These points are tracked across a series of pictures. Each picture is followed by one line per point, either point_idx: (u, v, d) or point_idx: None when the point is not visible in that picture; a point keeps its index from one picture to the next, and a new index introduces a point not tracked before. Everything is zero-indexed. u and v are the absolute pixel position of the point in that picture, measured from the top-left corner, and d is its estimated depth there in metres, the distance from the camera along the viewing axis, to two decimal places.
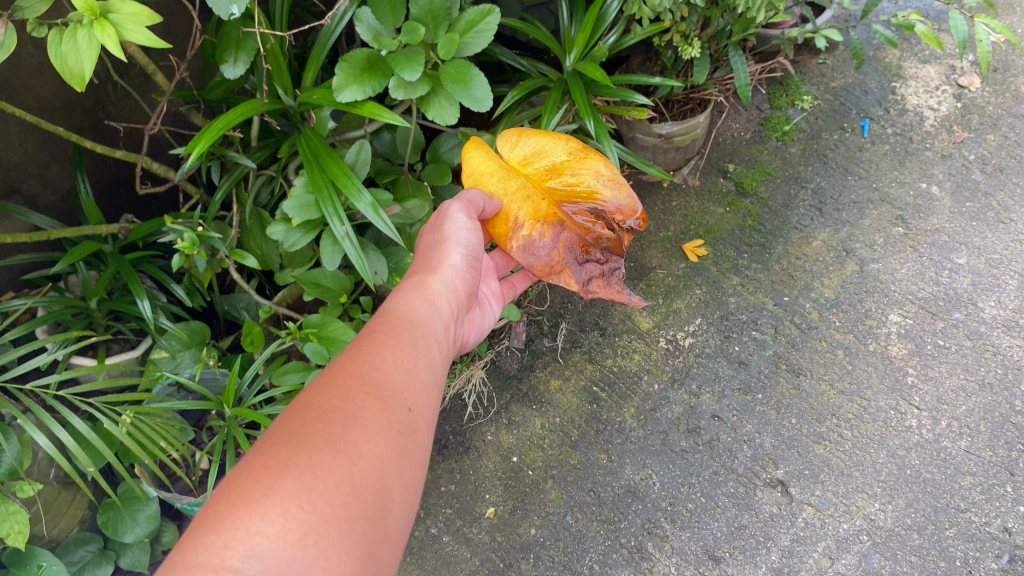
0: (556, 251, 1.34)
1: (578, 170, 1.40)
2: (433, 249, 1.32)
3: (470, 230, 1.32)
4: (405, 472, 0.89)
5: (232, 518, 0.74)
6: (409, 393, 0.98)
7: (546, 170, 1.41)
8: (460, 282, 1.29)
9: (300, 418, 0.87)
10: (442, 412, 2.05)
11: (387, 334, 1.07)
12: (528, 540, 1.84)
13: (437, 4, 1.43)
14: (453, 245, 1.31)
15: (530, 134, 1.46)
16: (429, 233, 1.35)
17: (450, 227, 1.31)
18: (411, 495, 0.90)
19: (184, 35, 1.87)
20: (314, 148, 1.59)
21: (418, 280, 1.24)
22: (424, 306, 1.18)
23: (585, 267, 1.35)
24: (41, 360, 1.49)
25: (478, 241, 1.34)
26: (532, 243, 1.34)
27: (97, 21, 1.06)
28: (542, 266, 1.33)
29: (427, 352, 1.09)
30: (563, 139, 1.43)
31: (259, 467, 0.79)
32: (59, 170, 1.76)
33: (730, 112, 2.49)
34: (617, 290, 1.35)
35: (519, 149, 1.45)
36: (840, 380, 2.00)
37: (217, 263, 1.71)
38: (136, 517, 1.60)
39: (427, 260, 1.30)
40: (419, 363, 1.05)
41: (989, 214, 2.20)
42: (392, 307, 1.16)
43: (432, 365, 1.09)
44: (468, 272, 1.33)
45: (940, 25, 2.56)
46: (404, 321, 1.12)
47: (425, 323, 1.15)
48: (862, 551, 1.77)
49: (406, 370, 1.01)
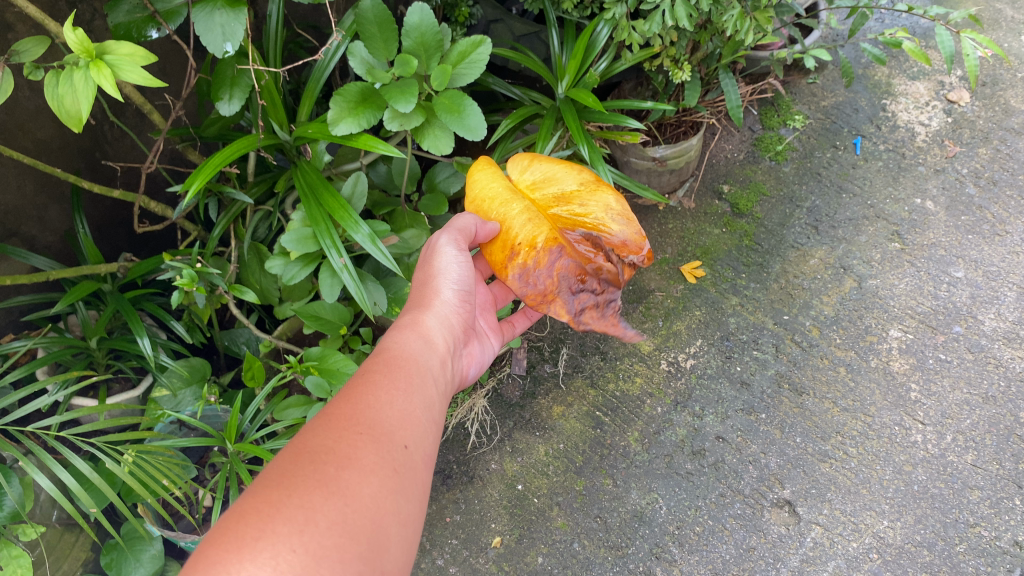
0: (551, 278, 1.27)
1: (588, 201, 1.33)
2: (425, 287, 1.32)
3: (460, 265, 1.33)
4: (401, 511, 0.89)
5: (223, 563, 0.74)
6: (405, 431, 0.98)
7: (553, 198, 1.35)
8: (453, 317, 1.31)
9: (294, 462, 0.87)
10: (445, 443, 2.04)
11: (382, 372, 1.07)
12: (535, 568, 1.82)
13: (429, 37, 1.45)
14: (443, 281, 1.33)
15: (541, 159, 1.41)
16: (423, 269, 1.36)
17: (440, 263, 1.33)
18: (409, 534, 0.90)
19: (180, 74, 1.89)
20: (310, 181, 1.59)
21: (415, 317, 1.24)
22: (418, 343, 1.19)
23: (578, 297, 1.29)
24: (42, 401, 1.48)
25: (468, 274, 1.36)
26: (526, 272, 1.27)
27: (94, 62, 1.07)
28: (536, 295, 1.27)
29: (424, 389, 1.09)
30: (576, 171, 1.38)
31: (250, 511, 0.79)
32: (57, 212, 1.76)
33: (722, 133, 2.52)
34: (611, 322, 1.30)
35: (529, 174, 1.40)
36: (843, 397, 1.99)
37: (216, 299, 1.71)
38: (140, 557, 1.59)
39: (421, 297, 1.30)
40: (414, 401, 1.05)
41: (984, 227, 2.21)
42: (386, 346, 1.17)
43: (429, 402, 1.08)
44: (460, 307, 1.34)
45: (926, 42, 2.59)
46: (399, 359, 1.13)
47: (419, 359, 1.15)
48: (872, 570, 1.76)
49: (401, 408, 1.01)
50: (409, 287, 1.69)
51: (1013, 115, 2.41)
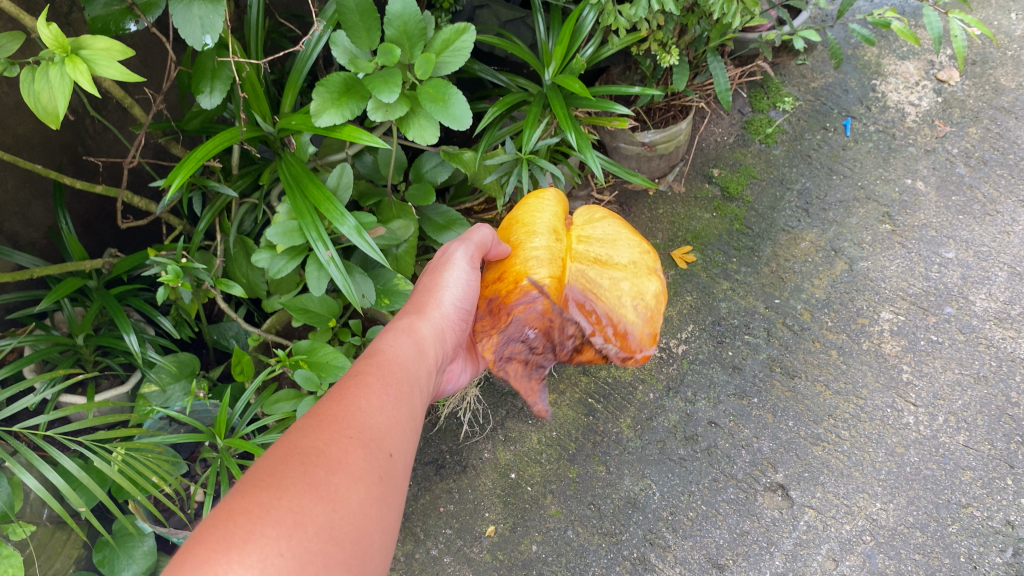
0: (504, 318, 1.32)
1: (622, 280, 1.36)
2: (425, 294, 1.32)
3: (464, 281, 1.35)
4: (384, 520, 0.88)
5: (211, 562, 0.73)
6: (392, 439, 0.97)
7: (592, 258, 1.39)
8: (449, 329, 1.31)
9: (283, 462, 0.86)
10: (437, 432, 2.03)
11: (373, 376, 1.07)
12: (529, 557, 1.83)
13: (411, 25, 1.43)
14: (444, 290, 1.33)
15: (612, 220, 1.45)
16: (427, 276, 1.37)
17: (447, 277, 1.34)
18: (390, 542, 0.89)
19: (160, 67, 1.87)
20: (295, 173, 1.58)
21: (414, 326, 1.24)
22: (411, 349, 1.18)
23: (513, 345, 1.30)
24: (29, 400, 1.47)
25: (470, 289, 1.36)
26: (494, 301, 1.36)
27: (69, 58, 1.05)
28: (485, 322, 1.35)
29: (411, 397, 1.09)
30: (635, 246, 1.40)
31: (240, 510, 0.78)
32: (40, 207, 1.75)
33: (711, 117, 2.48)
34: (529, 387, 1.28)
35: (595, 227, 1.45)
36: (836, 380, 1.99)
37: (203, 293, 1.70)
38: (132, 553, 1.59)
39: (419, 304, 1.31)
40: (402, 409, 1.04)
41: (975, 207, 2.21)
42: (379, 349, 1.16)
43: (414, 410, 1.08)
44: (457, 321, 1.35)
45: (916, 22, 2.58)
46: (391, 364, 1.12)
47: (411, 368, 1.15)
48: (865, 552, 1.76)
49: (390, 415, 1.01)
50: (396, 279, 1.68)
51: (1003, 94, 2.41)
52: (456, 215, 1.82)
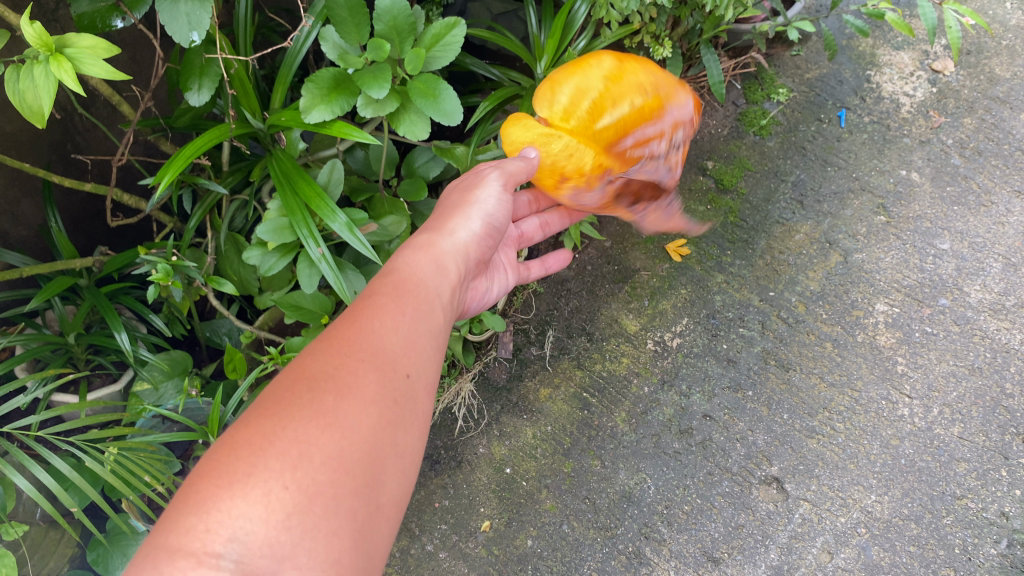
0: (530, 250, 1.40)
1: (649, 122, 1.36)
2: (450, 214, 1.35)
3: (496, 200, 1.37)
4: (396, 442, 0.94)
5: (215, 499, 0.80)
6: (408, 359, 1.02)
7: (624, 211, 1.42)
8: (473, 248, 1.34)
9: (290, 390, 0.92)
10: (433, 427, 2.03)
11: (389, 296, 1.10)
12: (525, 552, 1.84)
13: (401, 20, 1.41)
14: (474, 211, 1.35)
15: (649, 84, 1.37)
16: (457, 197, 1.39)
17: (477, 197, 1.36)
18: (403, 460, 0.96)
19: (149, 63, 1.85)
20: (285, 169, 1.57)
21: (434, 241, 1.28)
22: (431, 267, 1.21)
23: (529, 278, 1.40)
24: (21, 399, 1.46)
25: (500, 211, 1.39)
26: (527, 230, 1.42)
27: (53, 56, 1.04)
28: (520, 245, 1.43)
29: (429, 315, 1.13)
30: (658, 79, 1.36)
31: (245, 443, 0.86)
32: (30, 206, 1.74)
33: (706, 109, 2.46)
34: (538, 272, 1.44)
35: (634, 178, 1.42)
36: (830, 372, 1.99)
37: (195, 291, 1.69)
38: (127, 552, 1.58)
39: (438, 223, 1.33)
40: (419, 327, 1.09)
41: (970, 198, 2.20)
42: (397, 267, 1.19)
43: (433, 327, 1.12)
44: (485, 238, 1.37)
45: (911, 11, 2.56)
46: (407, 283, 1.16)
47: (430, 285, 1.18)
48: (861, 544, 1.78)
49: (405, 336, 1.05)
50: None
51: (998, 84, 2.39)
52: (449, 211, 1.81)
